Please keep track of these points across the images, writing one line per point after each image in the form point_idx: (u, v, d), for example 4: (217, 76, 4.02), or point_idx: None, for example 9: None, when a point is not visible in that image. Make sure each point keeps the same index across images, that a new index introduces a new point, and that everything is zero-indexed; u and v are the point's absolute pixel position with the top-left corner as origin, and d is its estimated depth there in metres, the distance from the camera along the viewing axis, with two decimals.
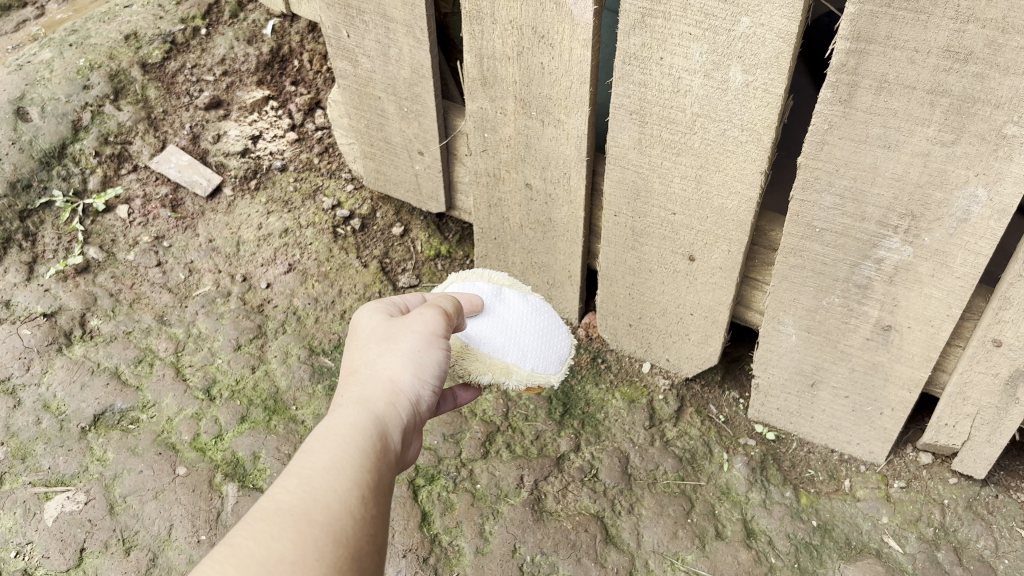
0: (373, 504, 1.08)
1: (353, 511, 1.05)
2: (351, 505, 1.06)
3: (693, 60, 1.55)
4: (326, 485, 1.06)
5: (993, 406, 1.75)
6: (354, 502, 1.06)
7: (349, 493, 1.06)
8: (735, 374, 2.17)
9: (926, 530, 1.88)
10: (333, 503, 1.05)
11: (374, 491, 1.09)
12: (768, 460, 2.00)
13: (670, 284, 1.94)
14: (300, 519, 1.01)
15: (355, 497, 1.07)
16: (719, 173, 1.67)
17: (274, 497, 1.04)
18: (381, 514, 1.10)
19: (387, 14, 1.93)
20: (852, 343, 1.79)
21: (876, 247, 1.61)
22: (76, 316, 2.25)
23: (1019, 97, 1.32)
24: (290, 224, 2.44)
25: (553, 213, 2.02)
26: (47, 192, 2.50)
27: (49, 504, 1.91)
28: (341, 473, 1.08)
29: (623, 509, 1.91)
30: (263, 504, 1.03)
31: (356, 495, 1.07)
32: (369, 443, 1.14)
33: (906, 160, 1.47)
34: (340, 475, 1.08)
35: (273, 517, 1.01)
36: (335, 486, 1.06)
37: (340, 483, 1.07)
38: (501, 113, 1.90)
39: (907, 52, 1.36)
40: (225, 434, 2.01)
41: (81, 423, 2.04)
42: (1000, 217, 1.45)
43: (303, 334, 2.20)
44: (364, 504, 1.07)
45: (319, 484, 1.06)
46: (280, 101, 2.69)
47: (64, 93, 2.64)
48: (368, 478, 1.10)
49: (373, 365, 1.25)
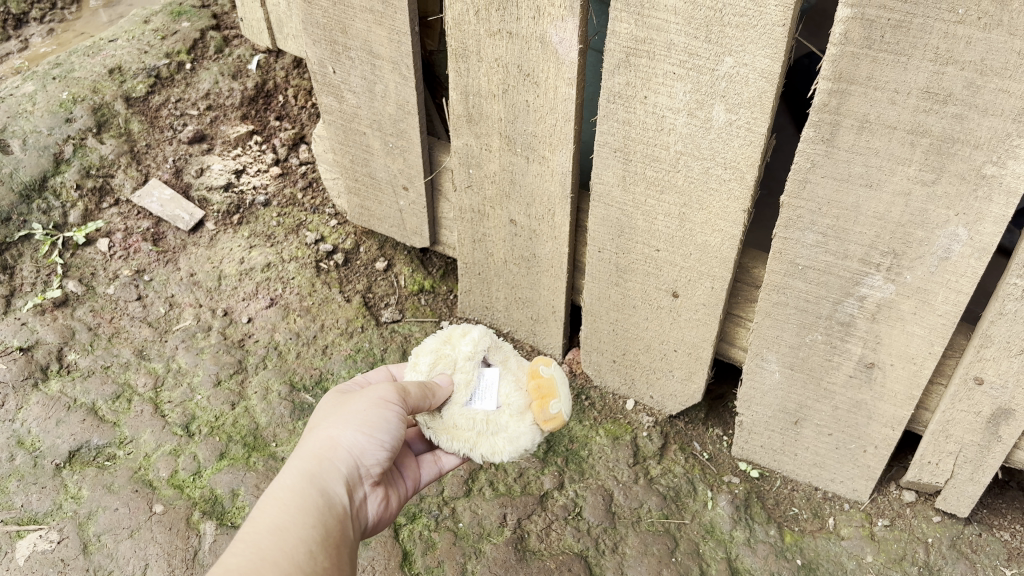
0: (320, 556, 1.18)
1: (300, 564, 1.15)
2: (297, 558, 1.16)
3: (677, 99, 1.56)
4: (272, 545, 1.16)
5: (975, 444, 1.76)
6: (302, 556, 1.16)
7: (296, 548, 1.17)
8: (719, 412, 2.18)
9: (911, 569, 1.87)
10: (281, 559, 1.15)
11: (320, 543, 1.20)
12: (752, 498, 2.00)
13: (654, 320, 1.94)
14: None
15: (302, 552, 1.17)
16: (702, 211, 1.68)
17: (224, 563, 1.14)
18: (333, 563, 1.20)
19: (373, 51, 1.94)
20: (835, 380, 1.79)
21: (859, 285, 1.62)
22: (53, 350, 2.22)
23: (998, 138, 1.34)
24: (273, 258, 2.43)
25: (537, 249, 2.02)
26: (26, 225, 2.47)
27: (20, 543, 1.86)
28: (284, 532, 1.18)
29: (607, 548, 1.89)
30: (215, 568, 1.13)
31: (304, 550, 1.17)
32: (311, 502, 1.24)
33: (887, 200, 1.49)
34: (283, 534, 1.18)
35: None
36: (280, 543, 1.17)
37: (284, 541, 1.17)
38: (486, 150, 1.91)
39: (887, 93, 1.38)
40: (203, 471, 1.97)
41: (55, 459, 2.00)
42: (980, 255, 1.47)
43: (283, 369, 2.18)
44: (313, 555, 1.17)
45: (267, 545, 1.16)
46: (264, 136, 2.70)
47: (46, 126, 2.63)
48: (312, 532, 1.20)
49: (317, 433, 1.35)
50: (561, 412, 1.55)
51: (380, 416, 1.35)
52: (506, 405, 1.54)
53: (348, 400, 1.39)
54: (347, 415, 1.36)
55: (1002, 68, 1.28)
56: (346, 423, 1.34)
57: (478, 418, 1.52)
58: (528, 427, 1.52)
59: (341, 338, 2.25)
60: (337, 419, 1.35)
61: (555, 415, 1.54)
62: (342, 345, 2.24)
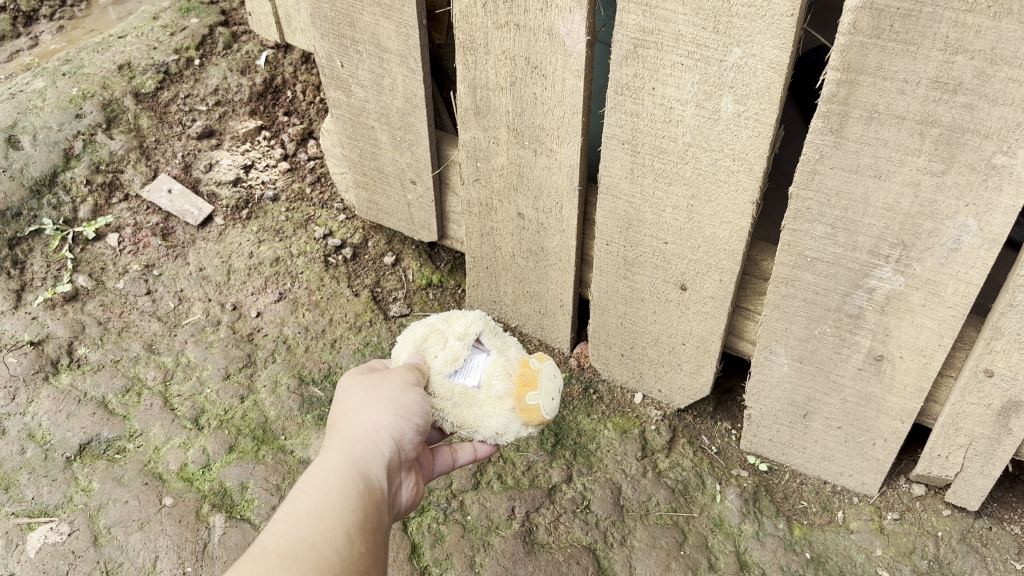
0: (359, 544, 1.10)
1: (340, 550, 1.07)
2: (337, 544, 1.07)
3: (685, 90, 1.56)
4: (313, 527, 1.07)
5: (986, 437, 1.75)
6: (345, 542, 1.08)
7: (336, 533, 1.08)
8: (727, 406, 2.18)
9: (921, 562, 1.86)
10: (319, 542, 1.06)
11: (361, 529, 1.11)
12: (761, 492, 1.99)
13: (662, 313, 1.94)
14: (288, 560, 1.02)
15: (341, 535, 1.09)
16: (710, 203, 1.67)
17: (260, 541, 1.05)
18: (372, 550, 1.12)
19: (381, 44, 1.94)
20: (844, 373, 1.79)
21: (868, 277, 1.61)
22: (64, 344, 2.23)
23: (1008, 128, 1.33)
24: (281, 252, 2.44)
25: (545, 243, 2.02)
26: (36, 220, 2.48)
27: (31, 535, 1.87)
28: (325, 516, 1.09)
29: (616, 541, 1.88)
30: (251, 548, 1.04)
31: (342, 534, 1.09)
32: (354, 483, 1.15)
33: (896, 190, 1.48)
34: (324, 516, 1.09)
35: (261, 558, 1.01)
36: (322, 527, 1.08)
37: (325, 524, 1.08)
38: (494, 143, 1.91)
39: (897, 83, 1.37)
40: (213, 464, 1.98)
41: (66, 452, 2.01)
42: (990, 246, 1.46)
43: (292, 362, 2.19)
44: (353, 542, 1.09)
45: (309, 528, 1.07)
46: (272, 132, 2.71)
47: (56, 122, 2.64)
48: (353, 517, 1.12)
49: (354, 413, 1.27)
50: (541, 405, 1.46)
51: (412, 400, 1.31)
52: (488, 386, 1.47)
53: (377, 384, 1.32)
54: (382, 399, 1.29)
55: (1012, 57, 1.27)
56: (381, 407, 1.28)
57: (456, 390, 1.44)
58: (505, 415, 1.46)
59: (350, 332, 2.26)
60: (372, 402, 1.28)
61: (534, 407, 1.46)
62: (351, 339, 2.24)
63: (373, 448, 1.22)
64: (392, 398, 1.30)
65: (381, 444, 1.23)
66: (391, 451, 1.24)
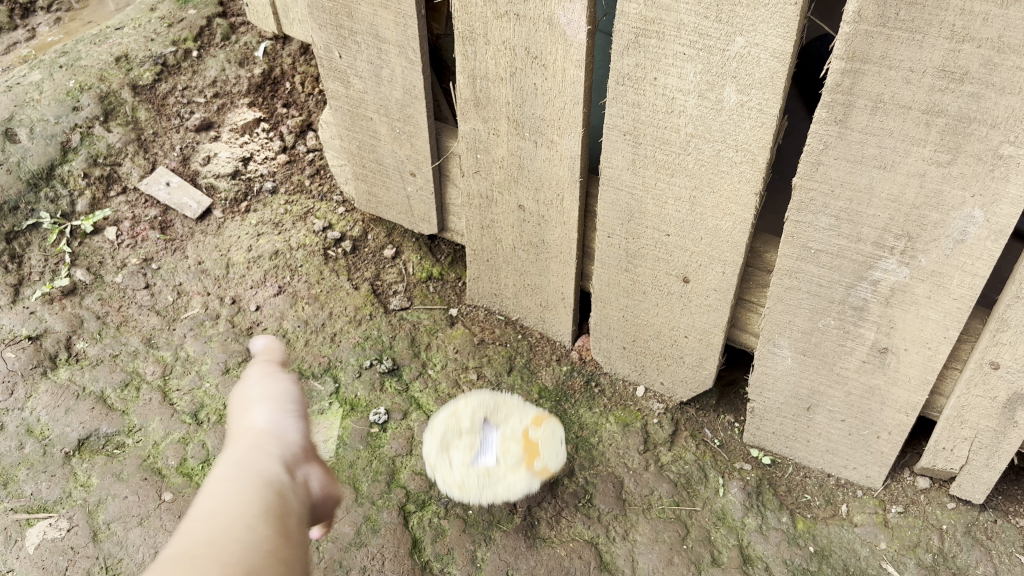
0: (270, 539, 0.77)
1: (253, 550, 0.75)
2: (234, 552, 0.74)
3: (686, 80, 1.54)
4: (198, 558, 0.72)
5: (991, 429, 1.73)
6: (226, 552, 0.72)
7: (229, 543, 0.75)
8: (730, 398, 2.17)
9: (925, 556, 1.85)
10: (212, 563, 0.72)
11: (265, 517, 0.80)
12: (764, 485, 1.98)
13: (664, 306, 1.92)
14: None
15: (238, 541, 0.76)
16: (713, 194, 1.66)
17: None
18: (286, 535, 0.79)
19: (379, 35, 1.92)
20: (848, 366, 1.77)
21: (873, 268, 1.59)
22: (62, 339, 2.21)
23: (1016, 117, 1.31)
24: (280, 245, 2.42)
25: (546, 235, 2.00)
26: (34, 214, 2.47)
27: (30, 531, 1.86)
28: (213, 538, 0.75)
29: (618, 535, 1.87)
30: None
31: (239, 542, 0.76)
32: (238, 493, 0.81)
33: (901, 181, 1.46)
34: (206, 543, 0.74)
35: None
36: (209, 547, 0.74)
37: (213, 544, 0.74)
38: (494, 135, 1.89)
39: (902, 72, 1.35)
40: (212, 459, 1.97)
41: (65, 448, 1.99)
42: (997, 237, 1.44)
43: (292, 356, 2.17)
44: (253, 529, 0.78)
45: (163, 575, 0.71)
46: (271, 124, 2.69)
47: (53, 114, 2.61)
48: (252, 520, 0.78)
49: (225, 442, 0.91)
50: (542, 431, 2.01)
51: (278, 383, 0.99)
52: None
53: (236, 397, 0.98)
54: (241, 409, 0.96)
55: (1020, 45, 1.25)
56: (243, 410, 0.95)
57: None
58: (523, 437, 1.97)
59: (349, 326, 2.24)
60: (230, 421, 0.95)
61: (538, 432, 2.01)
62: (351, 333, 2.23)
63: (254, 447, 0.89)
64: (250, 397, 0.97)
65: (264, 438, 0.91)
66: (287, 436, 0.92)
